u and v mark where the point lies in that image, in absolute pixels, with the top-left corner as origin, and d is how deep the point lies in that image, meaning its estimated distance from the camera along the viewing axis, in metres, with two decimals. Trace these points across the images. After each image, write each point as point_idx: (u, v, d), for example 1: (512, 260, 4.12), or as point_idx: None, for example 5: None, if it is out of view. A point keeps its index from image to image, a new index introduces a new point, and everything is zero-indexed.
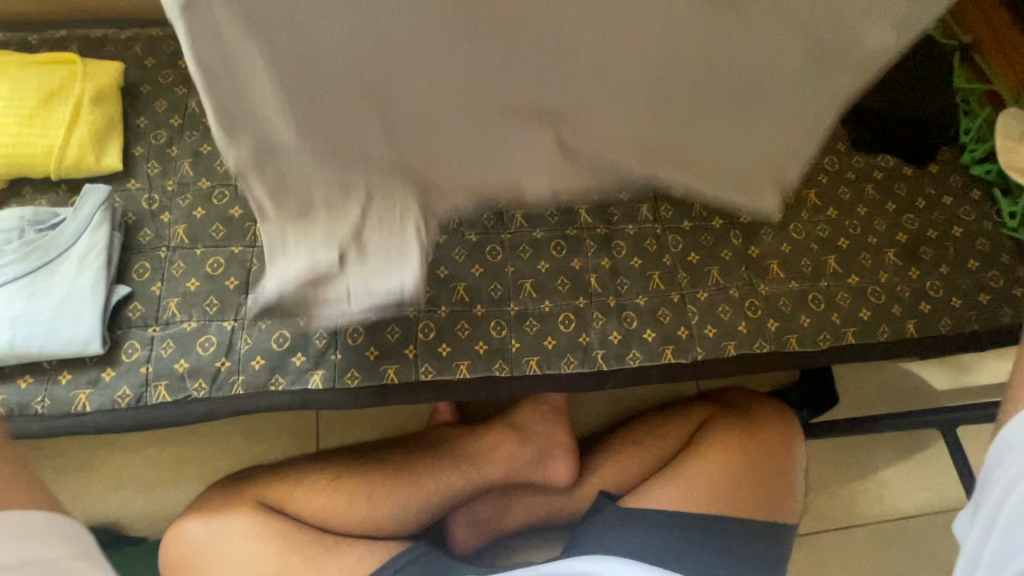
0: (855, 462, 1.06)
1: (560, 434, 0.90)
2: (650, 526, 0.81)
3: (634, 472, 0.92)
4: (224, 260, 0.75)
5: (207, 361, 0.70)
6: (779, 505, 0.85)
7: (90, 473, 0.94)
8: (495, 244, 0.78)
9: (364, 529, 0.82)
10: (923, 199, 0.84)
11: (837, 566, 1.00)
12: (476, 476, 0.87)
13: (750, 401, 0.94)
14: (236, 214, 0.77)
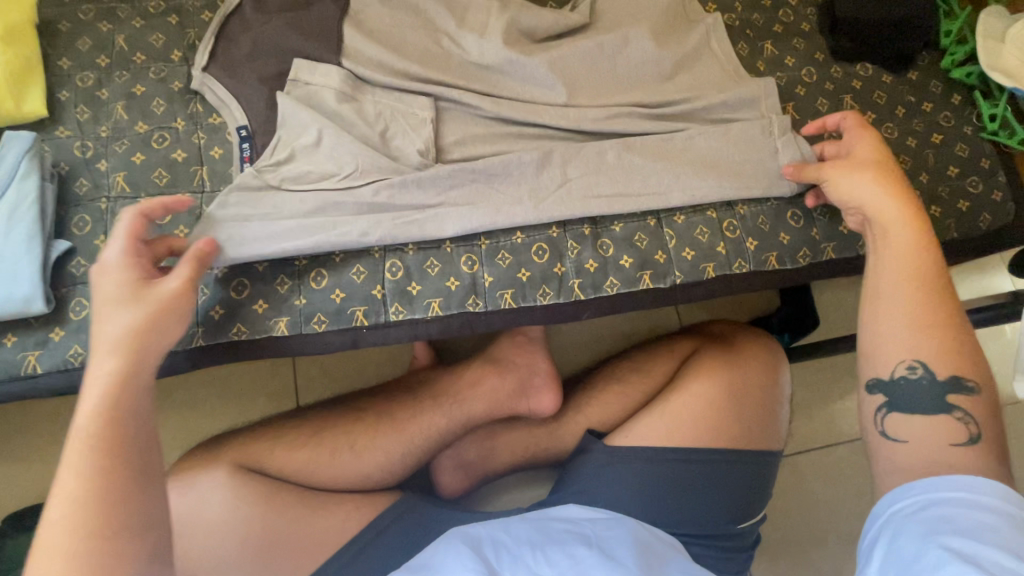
0: (835, 383, 1.08)
1: (541, 365, 0.90)
2: (637, 460, 0.81)
3: (621, 409, 0.91)
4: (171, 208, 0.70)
5: None
6: (765, 433, 0.84)
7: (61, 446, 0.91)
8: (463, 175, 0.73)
9: (347, 483, 0.80)
10: (901, 106, 0.81)
11: (816, 483, 1.03)
12: (459, 415, 0.86)
13: (737, 334, 0.94)
14: (180, 157, 0.72)
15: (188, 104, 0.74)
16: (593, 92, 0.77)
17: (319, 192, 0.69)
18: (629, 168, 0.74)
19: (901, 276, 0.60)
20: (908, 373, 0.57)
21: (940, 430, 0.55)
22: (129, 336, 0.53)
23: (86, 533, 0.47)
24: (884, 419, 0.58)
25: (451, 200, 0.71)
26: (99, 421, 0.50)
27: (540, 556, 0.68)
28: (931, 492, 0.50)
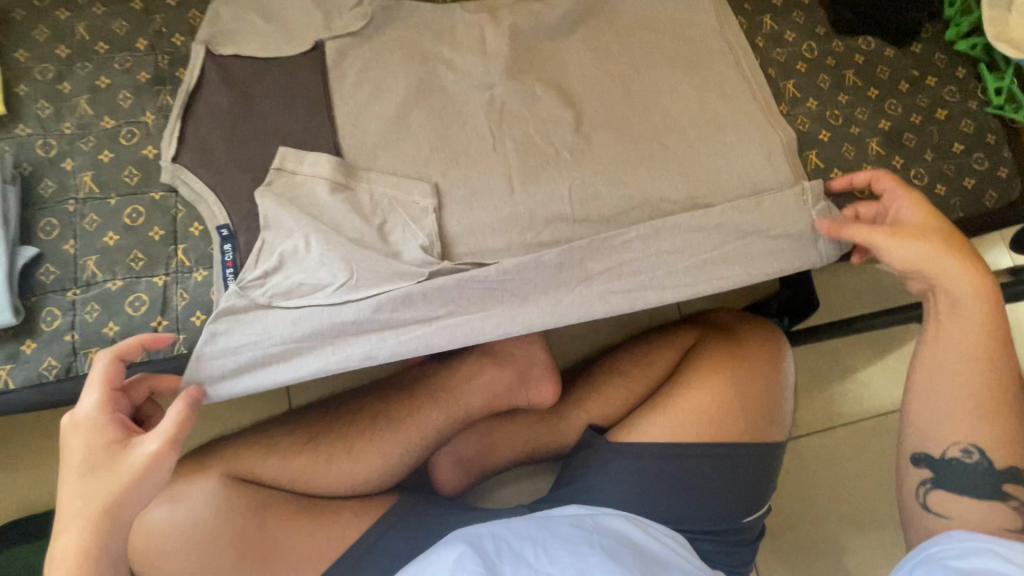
0: (836, 366, 1.07)
1: (539, 355, 0.87)
2: (641, 455, 0.79)
3: (621, 402, 0.89)
4: (144, 209, 0.66)
5: (140, 323, 0.63)
6: (770, 423, 0.82)
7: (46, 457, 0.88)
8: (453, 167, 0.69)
9: (344, 489, 0.78)
10: (905, 81, 0.78)
11: (817, 467, 1.03)
12: (456, 412, 0.84)
13: (737, 322, 0.92)
14: (151, 153, 0.68)
15: (157, 97, 0.70)
16: (589, 83, 0.74)
17: (315, 305, 0.63)
18: (627, 158, 0.71)
19: (965, 363, 0.60)
20: (965, 457, 0.60)
21: (988, 511, 0.59)
22: (94, 512, 0.49)
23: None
24: (926, 492, 0.62)
25: (453, 307, 0.66)
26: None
27: (542, 555, 0.67)
28: (965, 542, 0.54)
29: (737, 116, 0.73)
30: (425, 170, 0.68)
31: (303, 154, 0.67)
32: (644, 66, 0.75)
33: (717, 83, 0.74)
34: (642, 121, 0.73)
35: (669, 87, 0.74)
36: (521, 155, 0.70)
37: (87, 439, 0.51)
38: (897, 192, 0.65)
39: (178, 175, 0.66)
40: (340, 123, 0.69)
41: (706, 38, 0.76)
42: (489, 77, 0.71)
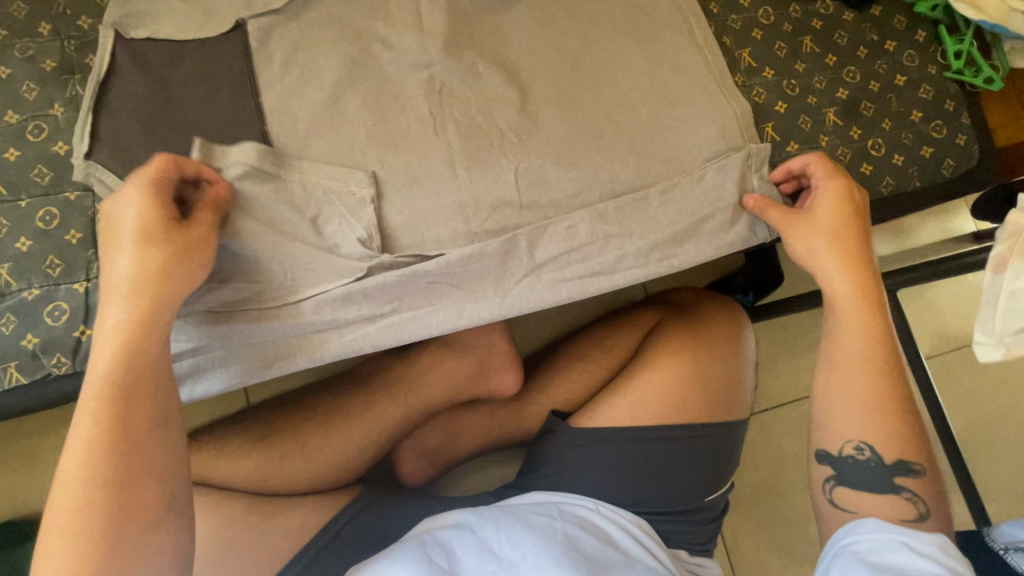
0: (801, 338, 1.07)
1: (497, 342, 0.86)
2: (602, 440, 0.79)
3: (583, 386, 0.88)
4: (59, 211, 0.61)
5: (63, 334, 0.59)
6: (731, 402, 0.82)
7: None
8: (391, 154, 0.65)
9: (299, 488, 0.76)
10: (864, 47, 0.75)
11: (783, 439, 1.04)
12: (415, 404, 0.83)
13: (700, 302, 0.91)
14: (62, 149, 0.63)
15: (66, 87, 0.64)
16: (533, 56, 0.70)
17: (256, 307, 0.61)
18: (575, 137, 0.68)
19: (851, 363, 0.62)
20: (857, 454, 0.61)
21: (886, 505, 0.59)
22: (146, 279, 0.52)
23: (101, 483, 0.48)
24: (832, 488, 0.62)
25: (405, 299, 0.64)
26: (122, 353, 0.51)
27: (504, 540, 0.66)
28: (878, 535, 0.54)
29: (690, 87, 0.70)
30: (361, 157, 0.65)
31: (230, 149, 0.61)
32: (592, 38, 0.71)
33: (668, 53, 0.71)
34: (589, 98, 0.69)
35: (618, 59, 0.70)
36: (462, 137, 0.66)
37: (115, 224, 0.53)
38: (820, 176, 0.65)
39: (93, 173, 0.61)
40: (267, 109, 0.65)
41: (657, 5, 0.72)
42: (426, 54, 0.67)
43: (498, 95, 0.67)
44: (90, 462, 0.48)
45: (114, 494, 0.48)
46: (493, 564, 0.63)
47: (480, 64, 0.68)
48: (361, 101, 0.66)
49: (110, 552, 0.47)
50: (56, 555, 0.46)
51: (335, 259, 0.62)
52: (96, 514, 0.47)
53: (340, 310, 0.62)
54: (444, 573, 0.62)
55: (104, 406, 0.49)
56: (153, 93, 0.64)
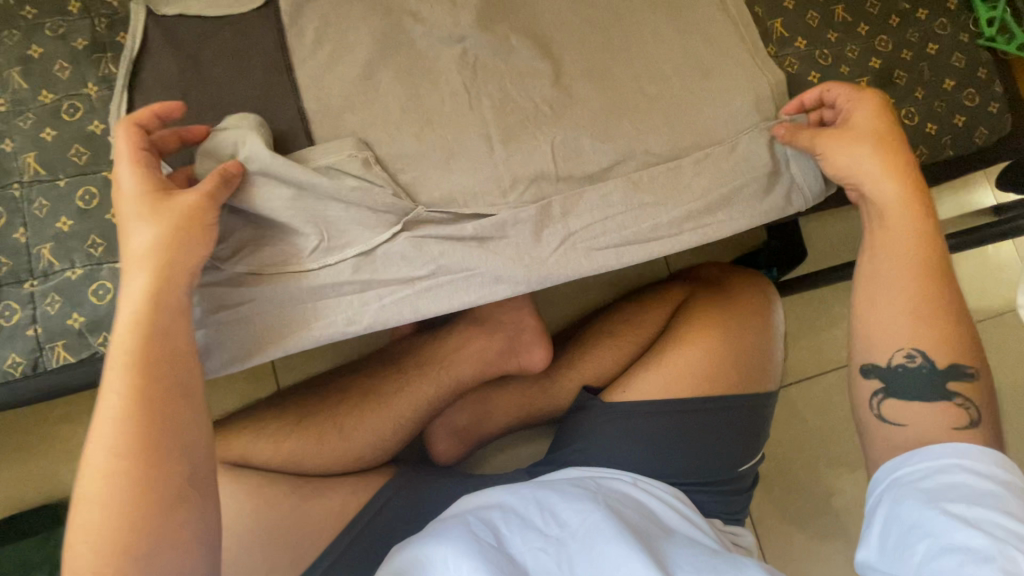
0: (823, 313, 1.07)
1: (527, 320, 0.86)
2: (636, 413, 0.79)
3: (613, 361, 0.89)
4: (98, 190, 0.61)
5: (108, 313, 0.59)
6: (760, 373, 0.82)
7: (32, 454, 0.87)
8: (427, 129, 0.65)
9: (337, 467, 0.77)
10: (895, 15, 0.75)
11: (807, 413, 1.05)
12: (447, 382, 0.83)
13: (726, 276, 0.91)
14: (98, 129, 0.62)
15: (98, 66, 0.64)
16: (566, 29, 0.69)
17: (291, 269, 0.61)
18: (610, 111, 0.67)
19: (900, 290, 0.61)
20: (906, 361, 0.59)
21: (938, 412, 0.57)
22: (160, 252, 0.51)
23: (129, 457, 0.47)
24: (879, 403, 0.60)
25: (444, 262, 0.63)
26: (125, 352, 0.49)
27: (550, 518, 0.67)
28: (928, 463, 0.53)
29: (724, 58, 0.70)
30: (398, 133, 0.64)
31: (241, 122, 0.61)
32: (624, 9, 0.70)
33: (700, 24, 0.70)
34: (622, 71, 0.69)
35: (651, 31, 0.70)
36: (497, 112, 0.66)
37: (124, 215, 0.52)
38: (845, 91, 0.65)
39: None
40: (301, 85, 0.64)
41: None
42: (459, 27, 0.66)
43: (532, 69, 0.67)
44: (110, 467, 0.46)
45: (142, 475, 0.46)
46: (542, 541, 0.64)
47: (513, 38, 0.67)
48: (395, 77, 0.65)
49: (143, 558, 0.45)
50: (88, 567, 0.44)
51: (367, 220, 0.61)
52: (121, 509, 0.45)
53: (379, 270, 0.62)
54: (495, 550, 0.63)
55: (114, 405, 0.47)
56: (187, 71, 0.63)
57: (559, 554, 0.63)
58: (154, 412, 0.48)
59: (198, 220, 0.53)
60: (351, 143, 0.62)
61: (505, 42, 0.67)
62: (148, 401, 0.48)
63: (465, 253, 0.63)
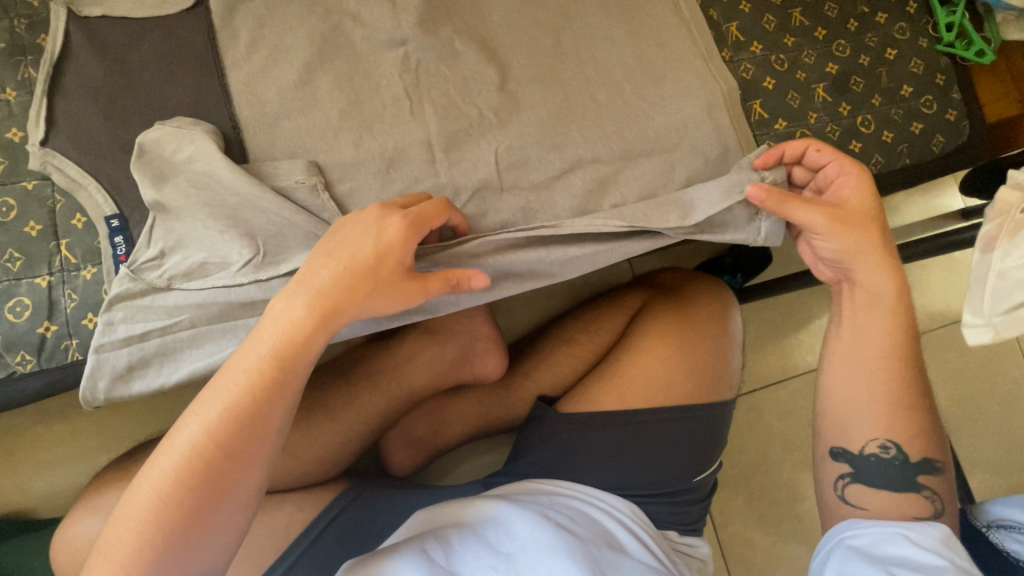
0: (789, 318, 1.06)
1: (482, 328, 0.84)
2: (590, 426, 0.78)
3: (571, 370, 0.87)
4: (16, 201, 0.58)
5: (26, 330, 0.57)
6: (718, 383, 0.81)
7: None
8: (366, 137, 0.62)
9: (284, 482, 0.75)
10: (854, 18, 0.73)
11: (772, 419, 1.05)
12: (399, 391, 0.82)
13: (685, 283, 0.90)
14: (16, 136, 0.59)
15: (17, 70, 0.61)
16: (513, 32, 0.67)
17: (221, 287, 0.57)
18: (556, 118, 0.65)
19: (869, 366, 0.61)
20: (880, 452, 0.60)
21: (903, 500, 0.59)
22: (354, 276, 0.51)
23: (192, 477, 0.47)
24: (845, 486, 0.62)
25: None
26: (277, 349, 0.50)
27: (504, 534, 0.66)
28: (879, 530, 0.55)
29: (675, 63, 0.68)
30: (334, 140, 0.62)
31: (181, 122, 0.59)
32: (573, 12, 0.68)
33: (653, 28, 0.68)
34: (572, 76, 0.66)
35: (601, 35, 0.67)
36: (441, 119, 0.63)
37: (336, 237, 0.52)
38: (839, 164, 0.60)
39: (49, 161, 0.58)
40: (233, 90, 0.62)
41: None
42: (401, 30, 0.64)
43: (476, 75, 0.65)
44: (203, 440, 0.47)
45: (198, 497, 0.47)
46: (492, 557, 0.63)
47: (457, 43, 0.65)
48: (333, 81, 0.63)
49: (196, 524, 0.47)
50: (146, 506, 0.46)
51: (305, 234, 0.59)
52: (166, 529, 0.46)
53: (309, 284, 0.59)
54: (443, 570, 0.61)
55: (278, 387, 0.50)
56: (110, 75, 0.60)
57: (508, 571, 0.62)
58: (276, 407, 0.50)
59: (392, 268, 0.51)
60: (300, 166, 0.60)
61: (448, 48, 0.65)
62: (235, 447, 0.48)
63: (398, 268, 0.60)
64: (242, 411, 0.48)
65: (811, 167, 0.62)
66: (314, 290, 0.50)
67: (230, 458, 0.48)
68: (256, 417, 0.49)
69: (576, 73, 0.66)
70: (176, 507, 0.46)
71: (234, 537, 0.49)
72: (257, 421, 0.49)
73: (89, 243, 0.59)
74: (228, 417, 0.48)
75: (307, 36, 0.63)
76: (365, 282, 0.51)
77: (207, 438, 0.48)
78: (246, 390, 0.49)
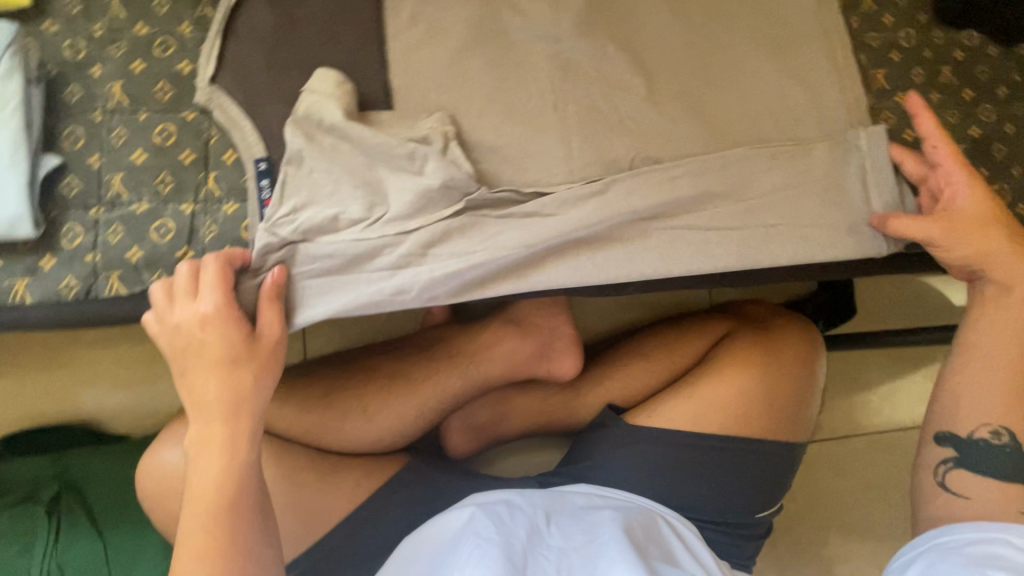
0: (861, 375, 1.04)
1: (563, 328, 0.85)
2: (659, 443, 0.78)
3: (644, 385, 0.87)
4: (175, 129, 0.61)
5: (166, 252, 0.60)
6: (794, 423, 0.80)
7: (71, 374, 0.91)
8: (507, 123, 0.64)
9: (358, 443, 0.77)
10: (1004, 85, 0.72)
11: (827, 473, 1.02)
12: (475, 374, 0.83)
13: (772, 318, 0.88)
14: (185, 69, 0.63)
15: (196, 7, 0.64)
16: (665, 46, 0.67)
17: (350, 240, 0.58)
18: (696, 133, 0.65)
19: (995, 368, 0.62)
20: (990, 438, 0.61)
21: (1013, 493, 0.58)
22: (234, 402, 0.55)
23: (220, 517, 0.53)
24: (947, 471, 0.62)
25: (502, 243, 0.60)
26: (199, 399, 0.55)
27: (554, 527, 0.66)
28: (971, 533, 0.54)
29: (819, 100, 0.67)
30: (479, 121, 0.63)
31: (332, 79, 0.61)
32: (726, 36, 0.68)
33: (803, 65, 0.68)
34: (714, 97, 0.67)
35: (750, 62, 0.68)
36: (583, 120, 0.64)
37: (169, 300, 0.56)
38: (953, 169, 0.62)
39: (215, 98, 0.61)
40: (391, 58, 0.64)
41: (800, 9, 0.69)
42: (559, 29, 0.65)
43: (623, 81, 0.66)
44: (219, 481, 0.54)
45: (225, 536, 0.53)
46: (543, 544, 0.64)
47: (611, 47, 0.66)
48: (486, 65, 0.64)
49: (231, 553, 0.53)
50: (193, 551, 0.52)
51: (432, 198, 0.59)
52: (208, 571, 0.52)
53: (439, 240, 0.60)
54: (495, 540, 0.62)
55: (238, 465, 0.55)
56: (282, 25, 0.63)
57: (560, 565, 0.62)
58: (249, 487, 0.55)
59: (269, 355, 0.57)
60: (436, 116, 0.62)
61: (600, 51, 0.66)
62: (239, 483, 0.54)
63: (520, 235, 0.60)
64: (224, 455, 0.54)
65: (929, 163, 0.63)
66: (205, 345, 0.55)
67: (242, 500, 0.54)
68: (230, 455, 0.54)
69: (719, 96, 0.67)
70: (206, 551, 0.52)
71: (274, 552, 0.56)
72: (234, 461, 0.54)
73: (235, 179, 0.62)
74: (224, 475, 0.54)
75: (469, 18, 0.65)
76: (207, 370, 0.55)
77: (221, 485, 0.54)
78: (231, 439, 0.55)
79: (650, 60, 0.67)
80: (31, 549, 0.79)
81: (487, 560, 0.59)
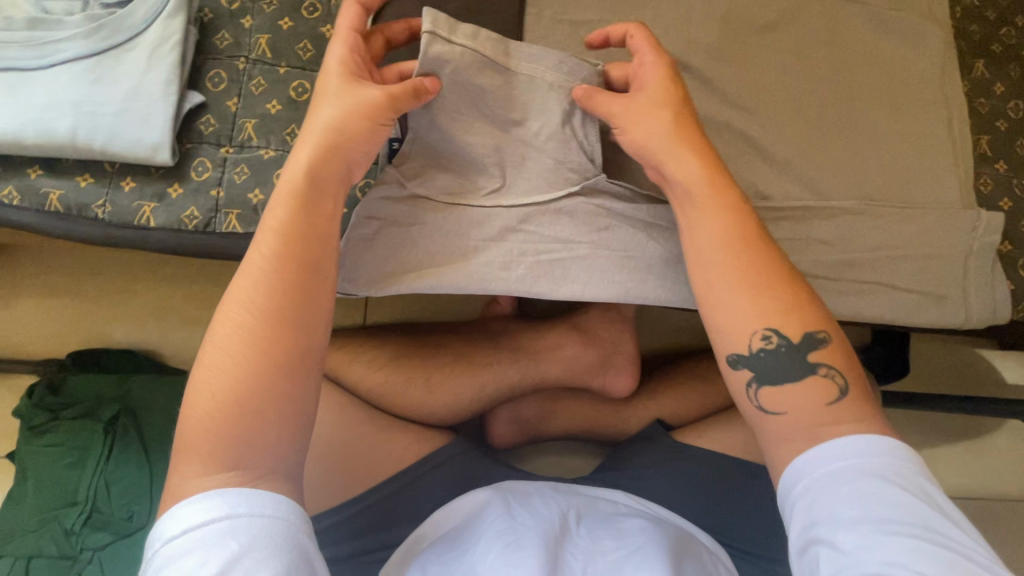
0: (902, 437, 1.03)
1: (626, 345, 0.87)
2: (705, 464, 0.78)
3: (693, 408, 0.88)
4: (310, 86, 0.65)
5: None
6: None
7: (144, 302, 0.95)
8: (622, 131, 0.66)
9: (414, 414, 0.79)
10: None
11: None
12: (535, 368, 0.84)
13: None
14: (328, 33, 0.66)
15: None
16: (785, 81, 0.69)
17: (476, 214, 0.63)
18: (799, 169, 0.67)
19: None
20: (765, 345, 0.50)
21: None
22: (312, 182, 0.51)
23: (241, 378, 0.45)
24: None
25: (605, 245, 0.64)
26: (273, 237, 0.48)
27: (584, 529, 0.66)
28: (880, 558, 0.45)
29: (922, 156, 0.69)
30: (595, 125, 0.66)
31: None
32: (842, 80, 0.70)
33: (912, 121, 0.70)
34: (822, 137, 0.68)
35: (861, 109, 0.69)
36: None
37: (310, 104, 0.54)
38: None
39: None
40: None
41: (919, 68, 0.71)
42: (687, 58, 0.68)
43: (737, 108, 0.68)
44: (250, 330, 0.46)
45: (248, 401, 0.44)
46: (572, 544, 0.63)
47: (731, 76, 0.68)
48: None
49: (253, 415, 0.44)
50: (206, 407, 0.44)
51: (551, 177, 0.63)
52: (219, 437, 0.43)
53: (551, 232, 0.63)
54: (523, 524, 0.62)
55: (269, 311, 0.46)
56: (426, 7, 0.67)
57: (586, 565, 0.61)
58: (303, 323, 0.47)
59: (371, 114, 0.52)
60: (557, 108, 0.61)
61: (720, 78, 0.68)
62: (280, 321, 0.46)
63: (626, 239, 0.64)
64: (265, 306, 0.46)
65: None
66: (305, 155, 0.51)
67: (274, 352, 0.45)
68: (280, 295, 0.47)
69: (827, 137, 0.68)
70: (221, 415, 0.44)
71: (277, 445, 0.44)
72: (281, 310, 0.47)
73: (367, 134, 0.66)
74: (260, 319, 0.46)
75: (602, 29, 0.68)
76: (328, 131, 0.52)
77: (252, 344, 0.45)
78: (277, 280, 0.47)
79: (767, 92, 0.69)
80: (85, 462, 0.83)
81: (519, 543, 0.59)
